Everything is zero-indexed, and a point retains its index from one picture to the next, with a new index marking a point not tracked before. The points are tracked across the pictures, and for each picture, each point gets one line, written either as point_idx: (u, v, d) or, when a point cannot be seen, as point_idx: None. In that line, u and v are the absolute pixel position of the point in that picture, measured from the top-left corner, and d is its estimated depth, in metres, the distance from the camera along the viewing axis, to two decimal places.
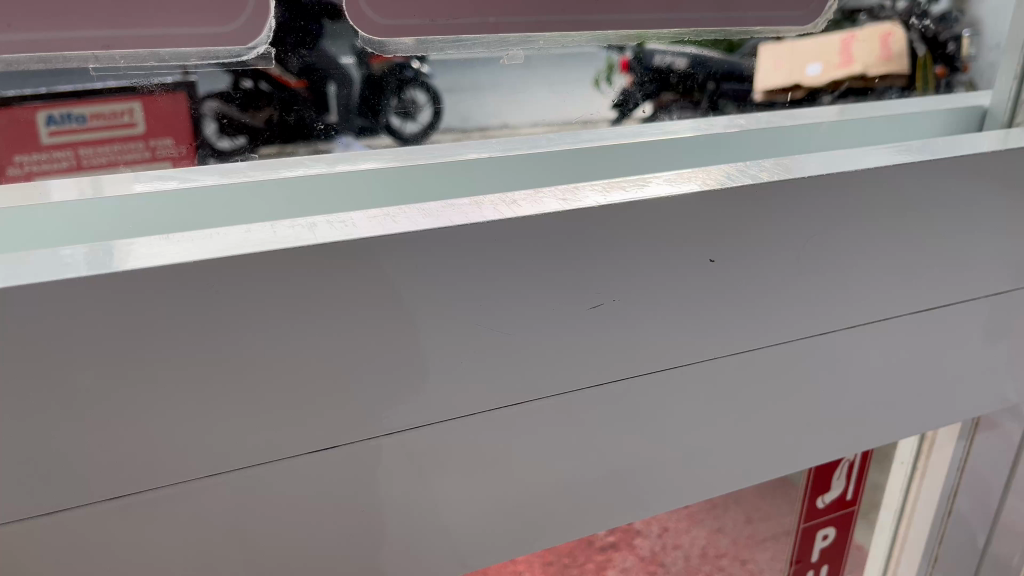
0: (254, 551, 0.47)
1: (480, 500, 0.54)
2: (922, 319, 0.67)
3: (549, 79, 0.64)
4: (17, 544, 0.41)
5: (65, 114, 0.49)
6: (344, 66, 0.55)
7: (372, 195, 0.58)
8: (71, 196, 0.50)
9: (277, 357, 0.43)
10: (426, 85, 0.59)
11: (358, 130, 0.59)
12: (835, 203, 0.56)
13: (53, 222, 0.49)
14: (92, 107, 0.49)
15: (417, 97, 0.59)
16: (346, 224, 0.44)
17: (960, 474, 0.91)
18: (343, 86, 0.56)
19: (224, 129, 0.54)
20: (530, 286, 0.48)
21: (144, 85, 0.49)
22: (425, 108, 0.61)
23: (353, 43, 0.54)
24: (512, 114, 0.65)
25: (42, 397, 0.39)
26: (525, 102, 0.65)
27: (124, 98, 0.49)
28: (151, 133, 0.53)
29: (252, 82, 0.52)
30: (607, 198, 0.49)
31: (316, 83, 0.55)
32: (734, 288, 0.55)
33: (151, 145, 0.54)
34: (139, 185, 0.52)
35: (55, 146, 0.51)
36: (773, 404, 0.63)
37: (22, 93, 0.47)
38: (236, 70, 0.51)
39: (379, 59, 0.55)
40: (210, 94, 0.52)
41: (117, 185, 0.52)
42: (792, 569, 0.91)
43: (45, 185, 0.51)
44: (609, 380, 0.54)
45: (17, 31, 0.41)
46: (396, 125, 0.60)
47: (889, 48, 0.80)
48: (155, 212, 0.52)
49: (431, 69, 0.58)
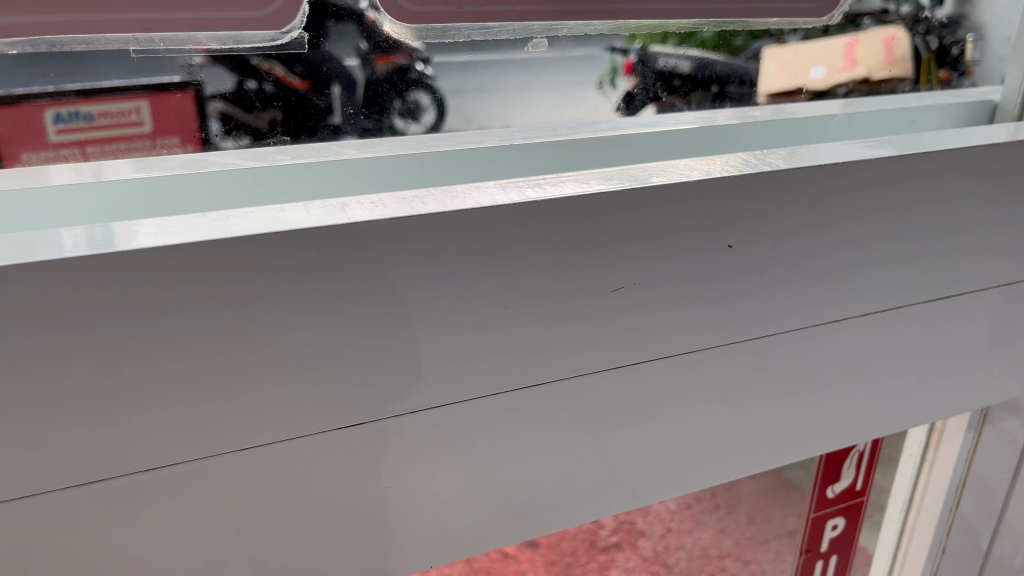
0: (282, 523, 0.48)
1: (500, 477, 0.55)
2: (933, 309, 0.67)
3: (551, 83, 0.64)
4: (56, 509, 0.42)
5: (73, 112, 0.49)
6: (348, 68, 0.55)
7: (404, 177, 0.60)
8: (71, 178, 0.51)
9: (309, 332, 0.44)
10: (430, 87, 0.59)
11: (362, 130, 0.60)
12: (851, 190, 0.57)
13: (52, 202, 0.50)
14: (98, 105, 0.49)
15: (420, 99, 0.60)
16: (375, 205, 0.45)
17: (968, 466, 0.91)
18: (347, 88, 0.57)
19: (229, 130, 0.54)
20: (553, 267, 0.49)
21: (151, 83, 0.49)
22: (429, 110, 0.61)
23: (357, 44, 0.54)
24: (515, 115, 0.65)
25: (84, 367, 0.40)
26: (529, 104, 0.65)
27: (131, 96, 0.50)
28: (158, 132, 0.53)
29: (255, 83, 0.53)
30: (629, 183, 0.50)
31: (319, 84, 0.55)
32: (750, 272, 0.56)
33: (158, 145, 0.53)
34: (140, 172, 0.53)
35: (62, 145, 0.51)
36: (786, 390, 0.64)
37: (28, 90, 0.47)
38: (239, 70, 0.51)
39: (383, 60, 0.56)
40: (216, 93, 0.52)
41: (124, 176, 0.52)
42: (803, 559, 0.91)
43: (46, 172, 0.51)
44: (628, 362, 0.55)
45: (60, 13, 0.44)
46: (399, 126, 0.61)
47: (893, 53, 0.80)
48: (157, 195, 0.53)
49: (435, 71, 0.58)
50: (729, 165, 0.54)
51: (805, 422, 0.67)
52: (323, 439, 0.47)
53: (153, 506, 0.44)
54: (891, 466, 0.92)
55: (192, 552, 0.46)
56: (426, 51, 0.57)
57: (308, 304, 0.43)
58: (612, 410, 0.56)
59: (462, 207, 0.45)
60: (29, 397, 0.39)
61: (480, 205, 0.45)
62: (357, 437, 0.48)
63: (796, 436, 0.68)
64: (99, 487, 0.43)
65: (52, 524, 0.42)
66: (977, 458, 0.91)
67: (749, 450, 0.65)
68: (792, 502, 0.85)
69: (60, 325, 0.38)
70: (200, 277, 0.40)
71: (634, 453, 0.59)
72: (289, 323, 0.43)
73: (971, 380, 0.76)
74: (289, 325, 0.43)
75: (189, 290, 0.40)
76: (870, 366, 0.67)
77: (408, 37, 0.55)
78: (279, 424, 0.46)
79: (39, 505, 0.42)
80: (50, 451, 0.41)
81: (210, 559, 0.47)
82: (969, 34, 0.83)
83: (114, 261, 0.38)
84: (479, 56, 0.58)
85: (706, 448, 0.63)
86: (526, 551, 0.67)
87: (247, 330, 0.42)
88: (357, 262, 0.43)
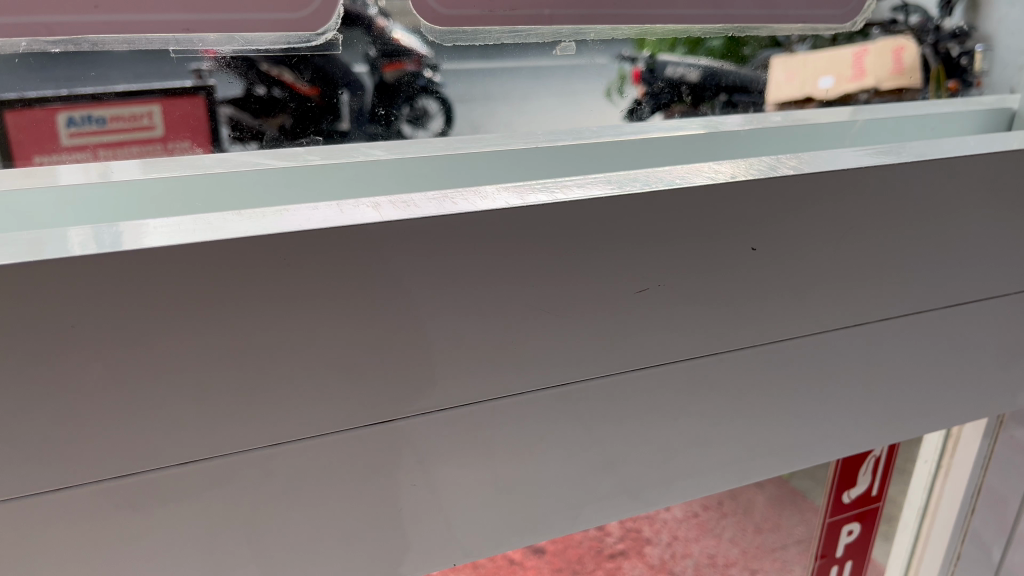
0: (309, 519, 0.49)
1: (523, 475, 0.55)
2: (951, 315, 0.68)
3: (564, 88, 0.65)
4: (88, 502, 0.43)
5: (86, 116, 0.51)
6: (356, 75, 0.56)
7: (433, 178, 0.59)
8: (81, 179, 0.50)
9: (342, 330, 0.44)
10: (437, 94, 0.61)
11: (369, 136, 0.60)
12: (874, 195, 0.57)
13: (59, 199, 0.50)
14: (110, 109, 0.51)
15: (429, 105, 0.61)
16: (408, 205, 0.45)
17: (984, 470, 0.91)
18: (356, 95, 0.58)
19: (239, 136, 0.55)
20: (580, 268, 0.49)
21: (162, 88, 0.51)
22: (436, 117, 0.62)
23: (366, 52, 0.55)
24: (523, 122, 0.64)
25: (121, 362, 0.40)
26: (537, 111, 0.65)
27: (143, 100, 0.51)
28: (170, 136, 0.54)
29: (265, 89, 0.54)
30: (656, 185, 0.50)
31: (329, 91, 0.56)
32: (773, 276, 0.57)
33: (169, 148, 0.54)
34: (152, 173, 0.52)
35: (75, 148, 0.51)
36: (805, 394, 0.64)
37: (42, 94, 0.48)
38: (247, 75, 0.52)
39: (391, 67, 0.57)
40: (226, 99, 0.53)
41: (133, 177, 0.52)
42: (818, 564, 0.91)
43: (57, 169, 0.50)
44: (651, 364, 0.56)
45: (103, 13, 0.44)
46: (406, 132, 0.61)
47: (901, 63, 0.81)
48: (169, 193, 0.52)
49: (443, 77, 0.59)
50: (755, 169, 0.55)
51: (818, 429, 0.67)
52: (351, 435, 0.48)
53: (184, 502, 0.45)
54: (903, 474, 0.92)
55: (214, 547, 0.47)
56: (436, 59, 0.58)
57: (344, 301, 0.44)
58: (634, 411, 0.57)
59: (492, 208, 0.45)
60: (66, 389, 0.39)
61: (513, 203, 0.46)
62: (384, 434, 0.49)
63: (808, 443, 0.68)
64: (131, 482, 0.43)
65: (82, 516, 0.43)
66: (992, 463, 0.91)
67: (761, 456, 0.66)
68: (800, 511, 0.85)
69: (101, 318, 0.38)
70: (239, 273, 0.40)
71: (650, 457, 0.60)
72: (325, 321, 0.44)
73: (986, 388, 0.76)
74: (325, 323, 0.44)
75: (230, 286, 0.40)
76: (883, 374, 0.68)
77: (433, 41, 0.57)
78: (309, 420, 0.46)
79: (72, 498, 0.42)
80: (85, 444, 0.41)
81: (231, 554, 0.48)
82: (978, 44, 0.84)
83: (155, 258, 0.38)
84: (505, 60, 0.60)
85: (721, 453, 0.63)
86: (532, 557, 0.67)
87: (283, 326, 0.43)
88: (392, 260, 0.44)
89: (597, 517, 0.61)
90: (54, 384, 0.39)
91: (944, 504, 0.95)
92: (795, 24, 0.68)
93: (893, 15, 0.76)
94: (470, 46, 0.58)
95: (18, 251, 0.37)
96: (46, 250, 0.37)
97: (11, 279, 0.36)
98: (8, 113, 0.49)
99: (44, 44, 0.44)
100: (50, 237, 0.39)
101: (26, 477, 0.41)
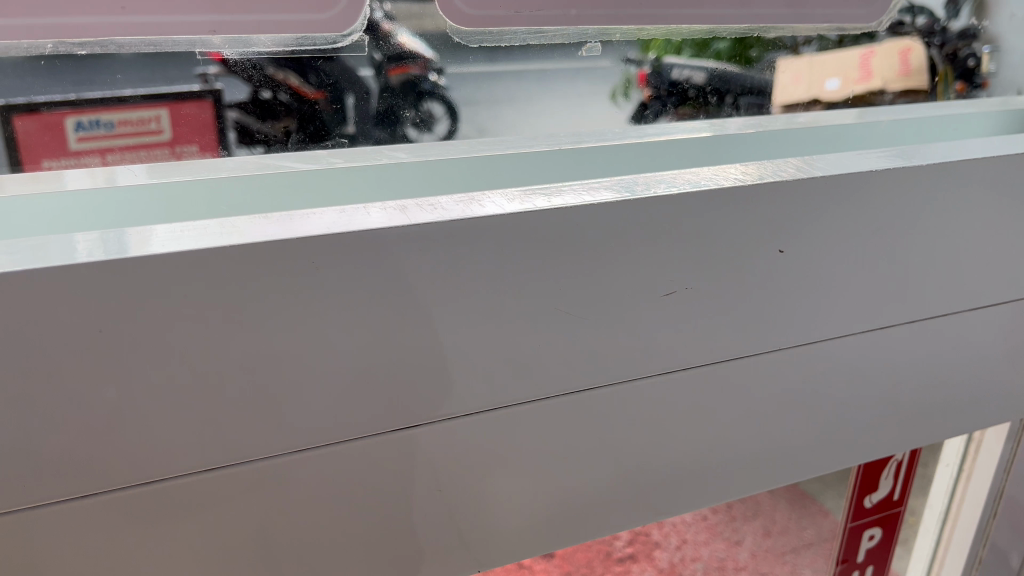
0: (330, 524, 0.49)
1: (546, 481, 0.55)
2: (972, 320, 0.67)
3: (563, 96, 0.65)
4: (109, 508, 0.42)
5: (94, 120, 0.50)
6: (361, 79, 0.55)
7: (465, 179, 0.58)
8: (84, 185, 0.50)
9: (370, 335, 0.44)
10: (443, 98, 0.60)
11: (376, 140, 0.59)
12: (900, 197, 0.57)
13: (65, 205, 0.49)
14: (119, 114, 0.50)
15: (434, 109, 0.60)
16: (434, 207, 0.45)
17: (1006, 476, 0.90)
18: (362, 98, 0.57)
19: (245, 140, 0.55)
20: (606, 272, 0.49)
21: (168, 93, 0.50)
22: (442, 120, 0.61)
23: (370, 56, 0.55)
24: (527, 127, 0.64)
25: (148, 367, 0.40)
26: (533, 106, 0.64)
27: (151, 105, 0.51)
28: (177, 139, 0.54)
29: (271, 94, 0.53)
30: (680, 187, 0.50)
31: (334, 95, 0.55)
32: (798, 280, 0.56)
33: (177, 153, 0.54)
34: (153, 176, 0.52)
35: (81, 152, 0.52)
36: (825, 398, 0.64)
37: (51, 99, 0.48)
38: (256, 80, 0.52)
39: (397, 70, 0.56)
40: (233, 103, 0.53)
41: (135, 182, 0.51)
42: (838, 569, 0.91)
43: (63, 176, 0.51)
44: (674, 368, 0.55)
45: (130, 14, 0.44)
46: (412, 135, 0.60)
47: (907, 64, 0.80)
48: (175, 198, 0.52)
49: (449, 82, 0.59)
50: (784, 172, 0.54)
51: (834, 434, 0.67)
52: (373, 441, 0.47)
53: (206, 509, 0.45)
54: (921, 479, 0.91)
55: (232, 554, 0.47)
56: (440, 63, 0.57)
57: (368, 304, 0.43)
58: (656, 416, 0.56)
59: (520, 211, 0.45)
60: (94, 394, 0.39)
61: (541, 207, 0.46)
62: (407, 440, 0.48)
63: (825, 448, 0.67)
64: (154, 489, 0.43)
65: (103, 521, 0.43)
66: (1014, 468, 0.89)
67: (776, 461, 0.65)
68: (811, 514, 0.84)
69: (128, 323, 0.38)
70: (267, 275, 0.40)
71: (667, 463, 0.59)
72: (349, 324, 0.43)
73: (1006, 393, 0.76)
74: (352, 327, 0.44)
75: (258, 289, 0.40)
76: (900, 379, 0.67)
77: (457, 41, 0.57)
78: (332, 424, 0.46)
79: (94, 504, 0.42)
80: (110, 448, 0.41)
81: (251, 561, 0.47)
82: (984, 47, 0.84)
83: (183, 262, 0.38)
84: (527, 64, 0.60)
85: (737, 459, 0.62)
86: (541, 562, 0.67)
87: (309, 329, 0.42)
88: (418, 263, 0.44)
89: (616, 524, 0.60)
90: (83, 388, 0.39)
91: (965, 505, 0.94)
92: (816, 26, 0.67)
93: (900, 16, 0.74)
94: (495, 47, 0.58)
95: (41, 256, 0.37)
96: (73, 255, 0.37)
97: (39, 281, 0.36)
98: (16, 119, 0.48)
99: (68, 45, 0.45)
100: (75, 241, 0.39)
101: (51, 483, 0.40)
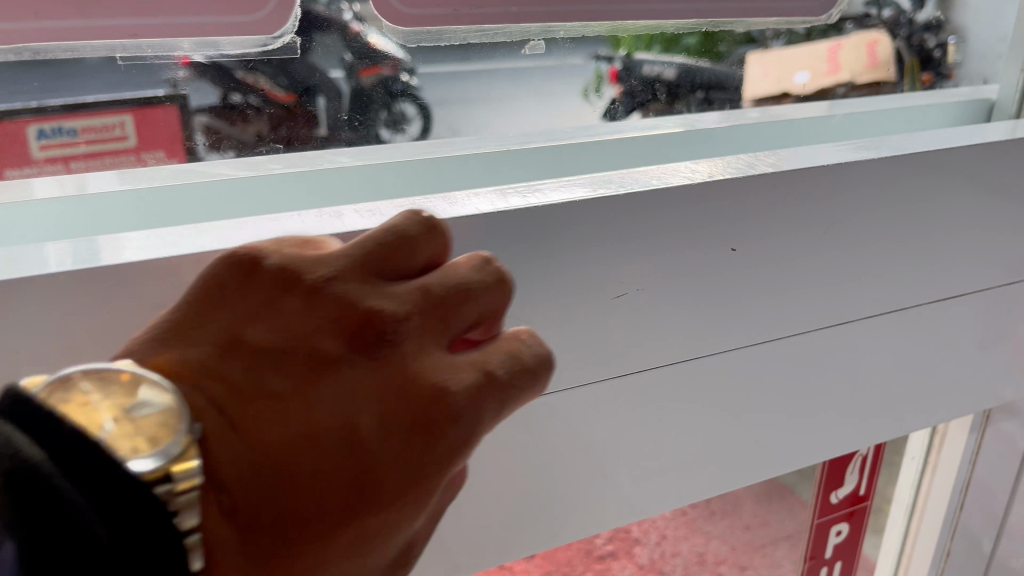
0: None
1: (512, 488, 0.54)
2: (932, 311, 0.67)
3: (536, 91, 0.64)
4: None
5: (56, 127, 0.49)
6: (333, 81, 0.55)
7: (403, 185, 0.57)
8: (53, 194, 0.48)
9: None
10: (415, 98, 0.59)
11: (348, 142, 0.58)
12: (854, 191, 0.57)
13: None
14: (82, 120, 0.49)
15: (406, 110, 0.60)
16: (373, 213, 0.44)
17: (971, 467, 0.90)
18: (333, 101, 0.56)
19: (214, 144, 0.54)
20: (559, 274, 0.48)
21: (135, 96, 0.49)
22: (414, 121, 0.60)
23: (341, 56, 0.54)
24: (507, 128, 0.64)
25: None
26: (512, 110, 0.64)
27: (114, 110, 0.49)
28: (142, 145, 0.52)
29: (241, 97, 0.52)
30: (629, 186, 0.49)
31: (306, 99, 0.55)
32: (756, 276, 0.56)
33: (142, 158, 0.52)
34: (125, 184, 0.50)
35: (45, 160, 0.50)
36: (791, 394, 0.63)
37: (8, 108, 0.47)
38: (227, 85, 0.51)
39: (368, 71, 0.55)
40: (201, 107, 0.52)
41: (108, 189, 0.49)
42: (805, 566, 0.90)
43: (30, 184, 0.49)
44: (632, 370, 0.55)
45: (44, 19, 0.42)
46: (385, 136, 0.60)
47: (876, 56, 0.80)
48: (116, 210, 0.50)
49: (420, 81, 0.58)
50: (734, 169, 0.53)
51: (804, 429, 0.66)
52: None
53: None
54: (890, 463, 0.92)
55: None
56: (410, 63, 0.56)
57: None
58: (619, 418, 0.56)
59: (465, 214, 0.44)
60: None
61: (488, 210, 0.45)
62: None
63: (797, 441, 0.67)
64: None
65: None
66: (980, 459, 0.90)
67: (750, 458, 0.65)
68: (787, 507, 0.85)
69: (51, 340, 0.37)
70: None
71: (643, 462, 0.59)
72: None
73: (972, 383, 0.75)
74: None
75: None
76: (866, 370, 0.66)
77: (403, 43, 0.55)
78: None
79: None
80: None
81: None
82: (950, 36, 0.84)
83: (110, 275, 0.37)
84: (484, 64, 0.59)
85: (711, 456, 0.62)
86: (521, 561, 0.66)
87: None
88: None
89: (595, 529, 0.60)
90: None
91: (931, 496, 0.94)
92: (770, 19, 0.66)
93: (868, 9, 0.74)
94: (436, 47, 0.56)
95: None
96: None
97: None
98: None
99: None
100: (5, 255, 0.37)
101: None
